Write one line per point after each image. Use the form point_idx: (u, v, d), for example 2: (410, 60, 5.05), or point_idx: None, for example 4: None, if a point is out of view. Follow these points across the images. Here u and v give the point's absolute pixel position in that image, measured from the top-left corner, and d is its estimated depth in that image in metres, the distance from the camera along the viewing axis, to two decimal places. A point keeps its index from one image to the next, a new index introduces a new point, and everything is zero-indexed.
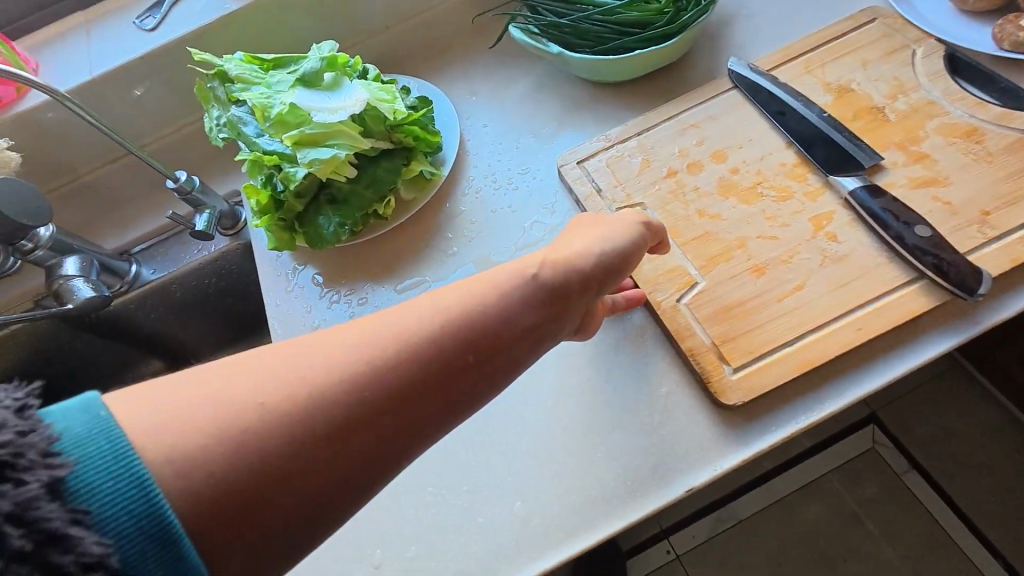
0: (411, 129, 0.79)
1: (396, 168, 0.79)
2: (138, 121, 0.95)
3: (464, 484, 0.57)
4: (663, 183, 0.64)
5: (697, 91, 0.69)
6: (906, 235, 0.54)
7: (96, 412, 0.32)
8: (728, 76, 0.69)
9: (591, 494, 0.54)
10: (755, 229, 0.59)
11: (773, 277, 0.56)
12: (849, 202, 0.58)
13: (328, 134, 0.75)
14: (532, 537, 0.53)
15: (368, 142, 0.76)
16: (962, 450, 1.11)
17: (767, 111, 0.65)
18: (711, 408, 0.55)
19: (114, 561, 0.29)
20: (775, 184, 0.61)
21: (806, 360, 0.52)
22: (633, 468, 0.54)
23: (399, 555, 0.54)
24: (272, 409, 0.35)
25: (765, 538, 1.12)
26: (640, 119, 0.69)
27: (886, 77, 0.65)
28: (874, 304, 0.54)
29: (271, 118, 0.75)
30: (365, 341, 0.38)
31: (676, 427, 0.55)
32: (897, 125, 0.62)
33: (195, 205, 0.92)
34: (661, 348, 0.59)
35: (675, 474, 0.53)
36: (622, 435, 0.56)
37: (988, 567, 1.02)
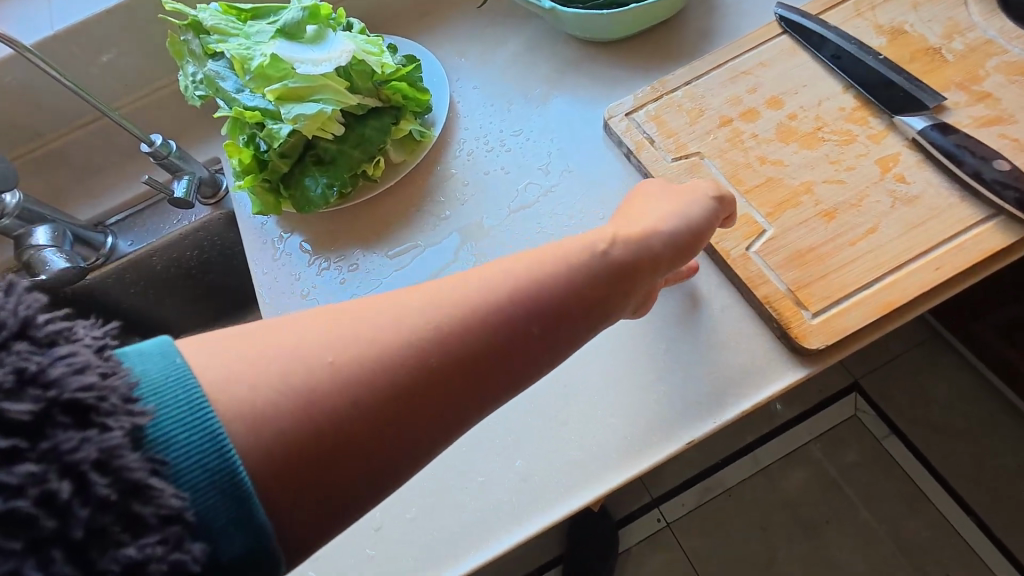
0: (399, 85, 0.75)
1: (384, 127, 0.75)
2: (108, 82, 0.88)
3: (462, 444, 0.54)
4: (719, 132, 0.58)
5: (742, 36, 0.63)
6: (985, 170, 0.48)
7: (171, 357, 0.30)
8: (777, 19, 0.62)
9: (591, 453, 0.51)
10: (820, 174, 0.53)
11: (844, 221, 0.50)
12: (917, 141, 0.52)
13: (313, 89, 0.70)
14: (530, 495, 0.51)
15: (355, 98, 0.72)
16: (937, 412, 1.14)
17: (822, 55, 0.58)
18: (780, 360, 0.49)
19: (190, 515, 0.27)
20: (836, 129, 0.55)
21: (887, 302, 0.47)
22: (637, 427, 0.51)
23: (399, 517, 0.52)
24: (290, 370, 0.32)
25: (751, 504, 1.14)
26: (683, 69, 0.63)
27: (940, 18, 0.57)
28: (949, 244, 0.48)
29: (254, 71, 0.70)
30: (434, 305, 0.36)
31: (681, 380, 0.51)
32: (956, 65, 0.55)
33: (173, 171, 0.87)
34: (713, 313, 0.53)
35: (676, 429, 0.50)
36: (641, 398, 0.51)
37: (962, 524, 1.06)
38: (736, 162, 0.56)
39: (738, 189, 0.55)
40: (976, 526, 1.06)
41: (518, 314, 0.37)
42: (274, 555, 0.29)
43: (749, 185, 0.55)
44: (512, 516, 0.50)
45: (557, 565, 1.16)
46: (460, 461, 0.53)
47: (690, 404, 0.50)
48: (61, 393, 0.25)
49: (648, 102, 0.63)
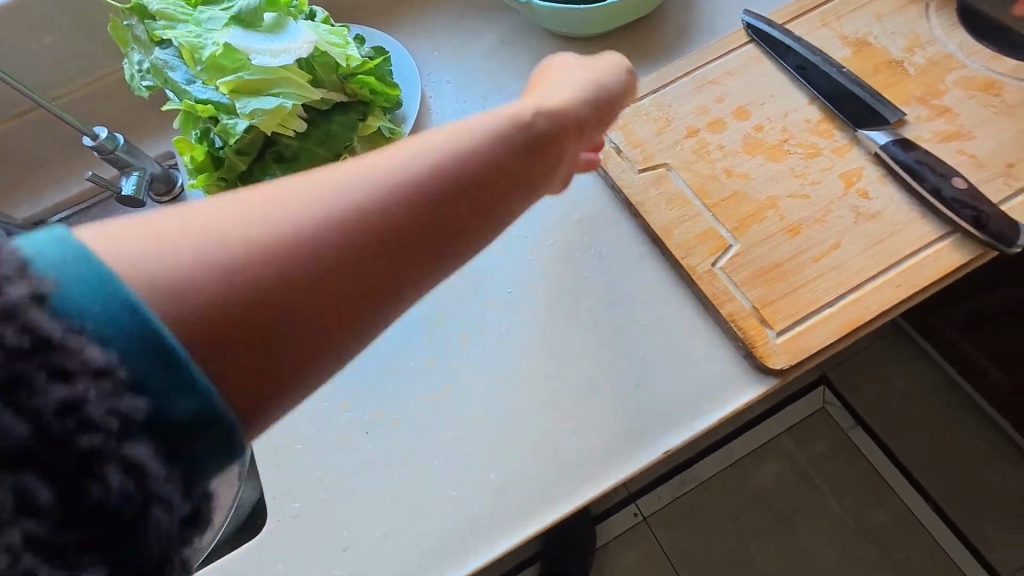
0: (366, 79, 0.71)
1: (352, 123, 0.71)
2: (46, 71, 0.81)
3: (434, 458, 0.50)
4: (686, 143, 0.57)
5: (709, 45, 0.62)
6: (943, 188, 0.48)
7: None
8: (743, 28, 0.61)
9: (567, 463, 0.48)
10: (786, 188, 0.53)
11: (808, 237, 0.50)
12: (879, 156, 0.52)
13: (271, 82, 0.66)
14: (505, 509, 0.48)
15: (318, 93, 0.68)
16: (900, 404, 1.18)
17: (786, 66, 0.58)
18: (749, 379, 0.48)
19: None
20: (801, 142, 0.55)
21: (850, 319, 0.47)
22: (614, 437, 0.48)
23: (366, 535, 0.49)
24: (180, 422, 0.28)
25: (723, 496, 1.16)
26: (649, 77, 0.61)
27: (902, 30, 0.57)
28: (910, 261, 0.48)
29: (207, 60, 0.65)
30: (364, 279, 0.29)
31: (656, 386, 0.49)
32: (918, 79, 0.55)
33: (121, 166, 0.79)
34: (691, 316, 0.51)
35: (652, 438, 0.48)
36: (620, 404, 0.49)
37: (921, 511, 1.10)
38: (702, 174, 0.55)
39: (703, 202, 0.54)
40: (933, 512, 1.10)
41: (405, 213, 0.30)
42: None
43: (714, 199, 0.54)
44: (485, 531, 0.47)
45: (535, 562, 1.15)
46: (426, 482, 0.49)
47: (665, 416, 0.48)
48: None
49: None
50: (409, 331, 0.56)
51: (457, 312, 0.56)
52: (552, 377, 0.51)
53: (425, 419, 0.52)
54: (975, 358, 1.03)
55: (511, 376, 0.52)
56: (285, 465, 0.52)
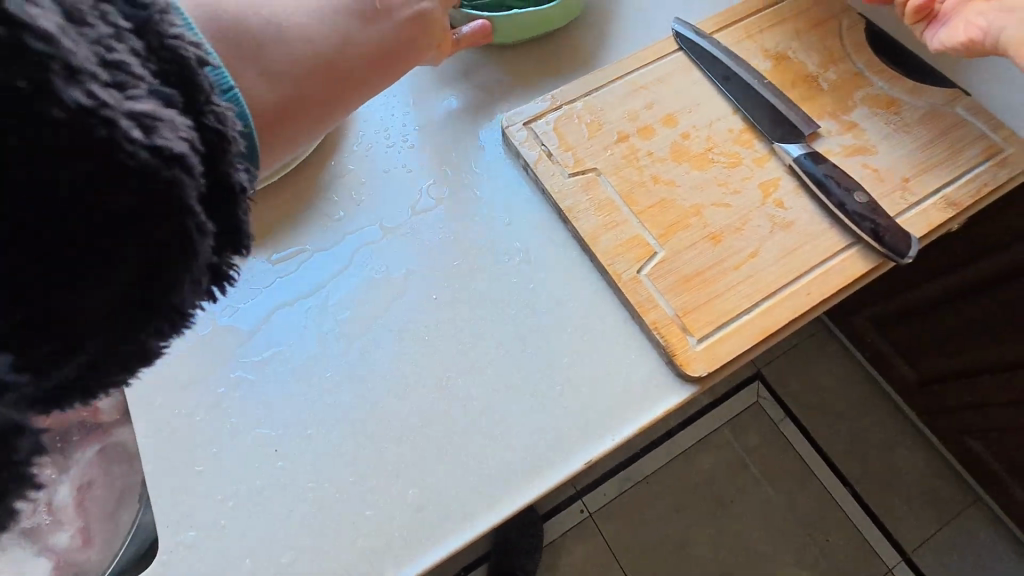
0: None
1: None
2: None
3: (350, 475, 0.47)
4: (616, 148, 0.57)
5: (641, 51, 0.62)
6: (847, 202, 0.50)
7: None
8: (673, 36, 0.62)
9: (490, 475, 0.46)
10: (709, 196, 0.53)
11: (729, 245, 0.51)
12: (793, 168, 0.53)
13: None
14: (423, 527, 0.45)
15: None
16: (823, 399, 1.26)
17: (712, 76, 0.59)
18: (671, 386, 0.48)
19: None
20: (725, 151, 0.56)
21: (763, 327, 0.48)
22: (537, 448, 0.47)
23: (273, 562, 0.45)
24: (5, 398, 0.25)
25: (663, 490, 1.19)
26: (581, 81, 0.61)
27: (817, 47, 0.60)
28: (820, 270, 0.50)
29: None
30: None
31: (580, 396, 0.48)
32: (830, 94, 0.57)
33: None
34: (617, 324, 0.51)
35: (575, 449, 0.47)
36: (543, 415, 0.48)
37: (841, 497, 1.18)
38: (631, 180, 0.55)
39: (631, 208, 0.54)
40: (852, 497, 1.18)
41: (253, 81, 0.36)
42: None
43: (641, 205, 0.54)
44: (401, 552, 0.45)
45: (482, 564, 1.14)
46: (337, 502, 0.46)
47: (590, 423, 0.48)
48: None
49: (547, 112, 0.60)
50: (330, 344, 0.52)
51: (384, 326, 0.52)
52: (479, 387, 0.49)
53: (341, 435, 0.48)
54: (884, 354, 1.12)
55: (434, 387, 0.50)
56: (181, 487, 0.47)
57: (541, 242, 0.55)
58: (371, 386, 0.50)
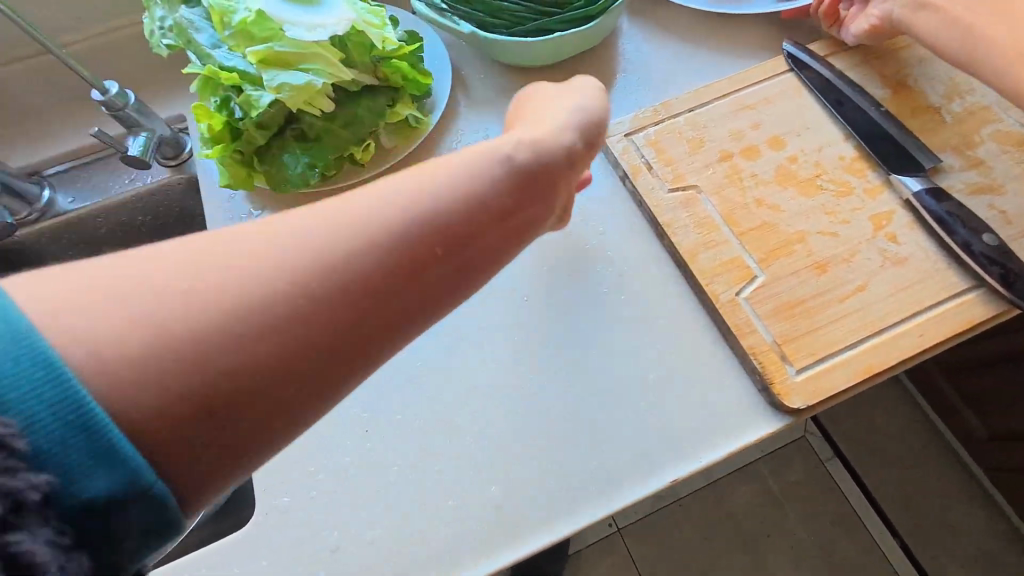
0: (400, 64, 0.64)
1: (379, 109, 0.64)
2: (56, 13, 0.77)
3: (434, 463, 0.49)
4: (718, 166, 0.56)
5: (748, 70, 0.61)
6: (973, 242, 0.48)
7: (8, 315, 0.23)
8: (783, 56, 0.61)
9: (567, 482, 0.47)
10: (816, 224, 0.52)
11: (834, 276, 0.49)
12: (911, 202, 0.51)
13: (302, 57, 0.59)
14: (497, 525, 0.46)
15: (349, 73, 0.61)
16: (880, 443, 1.17)
17: (825, 100, 0.57)
18: (764, 413, 0.47)
19: (37, 497, 0.22)
20: (835, 178, 0.54)
21: (870, 364, 0.46)
22: (616, 461, 0.47)
23: (357, 537, 0.47)
24: (138, 424, 0.24)
25: (697, 516, 1.16)
26: (685, 96, 0.61)
27: (942, 76, 0.57)
28: (933, 311, 0.48)
29: (239, 27, 0.59)
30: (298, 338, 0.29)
31: (665, 415, 0.48)
32: (954, 127, 0.54)
33: (129, 125, 0.76)
34: (709, 344, 0.50)
35: (655, 467, 0.47)
36: (625, 429, 0.48)
37: (893, 554, 1.09)
38: (731, 200, 0.55)
39: (731, 229, 0.53)
40: (899, 547, 1.10)
41: (258, 346, 0.26)
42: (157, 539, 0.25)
43: (742, 227, 0.53)
44: (475, 546, 0.46)
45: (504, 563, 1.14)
46: (421, 488, 0.48)
47: (673, 444, 0.47)
48: None
49: (647, 125, 0.60)
50: (435, 401, 0.51)
51: (490, 378, 0.51)
52: (563, 393, 0.50)
53: (428, 423, 0.50)
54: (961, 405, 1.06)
55: (520, 388, 0.51)
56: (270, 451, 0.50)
57: (666, 342, 0.51)
58: (456, 380, 0.52)
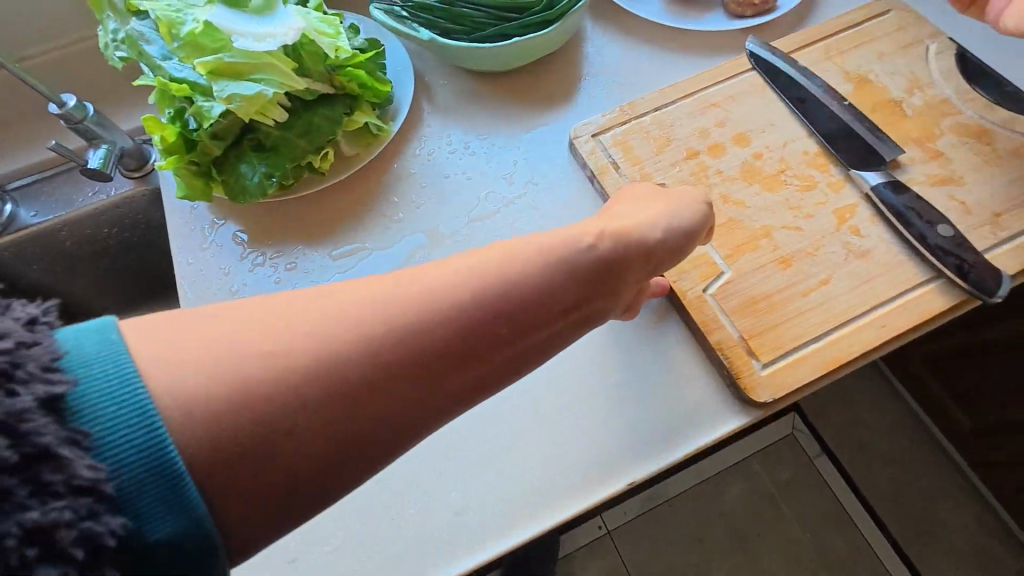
0: (356, 72, 0.61)
1: (337, 117, 0.61)
2: (13, 28, 0.75)
3: (400, 470, 0.48)
4: (685, 164, 0.56)
5: (712, 69, 0.62)
6: (929, 234, 0.48)
7: (108, 334, 0.26)
8: (746, 55, 0.61)
9: (532, 484, 0.46)
10: (780, 219, 0.52)
11: (799, 270, 0.50)
12: (871, 196, 0.52)
13: (254, 66, 0.57)
14: (462, 531, 0.45)
15: (303, 82, 0.58)
16: (868, 439, 1.19)
17: (787, 97, 0.58)
18: (732, 407, 0.47)
19: (108, 488, 0.23)
20: (799, 173, 0.54)
21: (834, 357, 0.46)
22: (583, 462, 0.47)
23: (318, 551, 0.45)
24: (185, 391, 0.26)
25: (685, 518, 1.15)
26: (652, 95, 0.61)
27: (901, 71, 0.58)
28: (894, 303, 0.48)
29: (189, 39, 0.56)
30: (332, 333, 0.29)
31: (631, 414, 0.48)
32: (914, 121, 0.55)
33: (87, 137, 0.74)
34: (678, 341, 0.50)
35: (621, 467, 0.46)
36: (591, 429, 0.48)
37: (881, 549, 1.10)
38: None
39: None
40: (891, 548, 1.10)
41: (323, 396, 0.28)
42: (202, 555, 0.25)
43: None
44: (438, 553, 0.45)
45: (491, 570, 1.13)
46: (384, 495, 0.47)
47: (638, 444, 0.47)
48: None
49: (613, 126, 0.60)
50: None
51: None
52: (527, 394, 0.49)
53: None
54: (941, 398, 1.07)
55: None
56: None
57: (632, 339, 0.51)
58: None
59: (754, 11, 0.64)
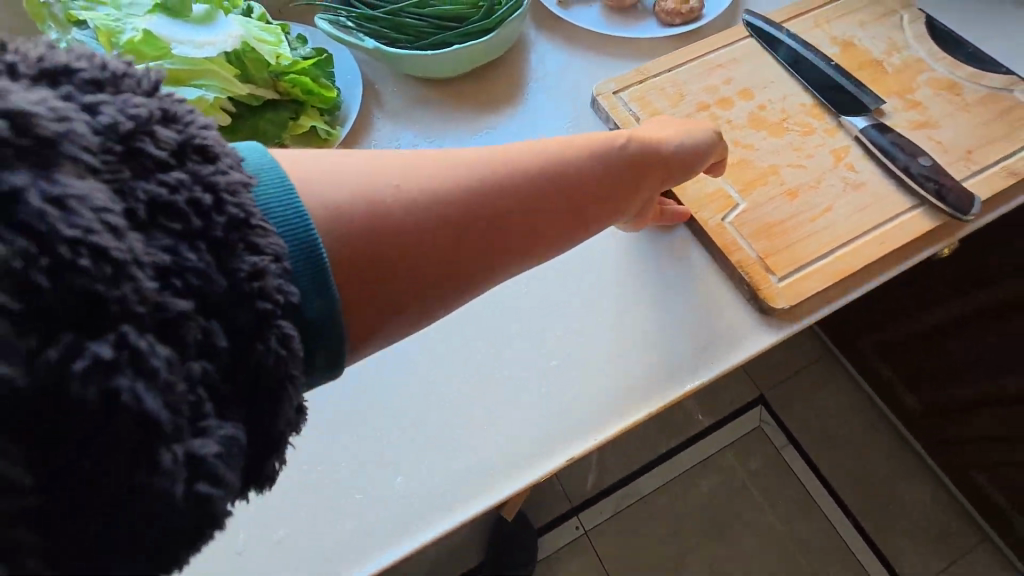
0: (302, 80, 0.58)
1: (281, 122, 0.59)
2: None
3: (453, 406, 0.52)
4: (697, 116, 0.63)
5: (715, 36, 0.69)
6: (913, 166, 0.55)
7: (266, 157, 0.30)
8: (744, 24, 0.69)
9: (576, 409, 0.51)
10: (785, 159, 0.59)
11: (805, 201, 0.56)
12: (861, 138, 0.59)
13: (191, 72, 0.54)
14: (515, 454, 0.50)
15: (244, 88, 0.56)
16: (832, 428, 1.26)
17: (783, 58, 0.65)
18: (757, 317, 0.53)
19: (286, 266, 0.27)
20: (798, 121, 0.61)
21: (839, 270, 0.53)
22: (623, 386, 0.52)
23: (385, 483, 0.50)
24: (327, 205, 0.30)
25: (664, 509, 1.21)
26: (664, 58, 0.67)
27: (881, 37, 0.66)
28: (891, 224, 0.55)
29: (126, 45, 0.52)
30: (442, 176, 0.34)
31: (663, 343, 0.53)
32: (894, 77, 0.63)
33: None
34: (701, 266, 0.56)
35: (657, 391, 0.51)
36: (629, 357, 0.53)
37: (841, 524, 1.18)
38: None
39: None
40: (853, 527, 1.18)
41: (443, 215, 0.33)
42: (333, 342, 0.29)
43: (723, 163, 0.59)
44: (494, 475, 0.49)
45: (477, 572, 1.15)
46: (439, 428, 0.51)
47: (673, 367, 0.52)
48: (189, 137, 0.26)
49: (631, 84, 0.66)
50: (448, 350, 0.55)
51: (506, 325, 0.56)
52: (567, 331, 0.55)
53: (448, 371, 0.54)
54: (888, 377, 1.15)
55: (528, 331, 0.55)
56: None
57: (659, 279, 0.56)
58: (464, 329, 0.56)
59: (681, 20, 0.72)
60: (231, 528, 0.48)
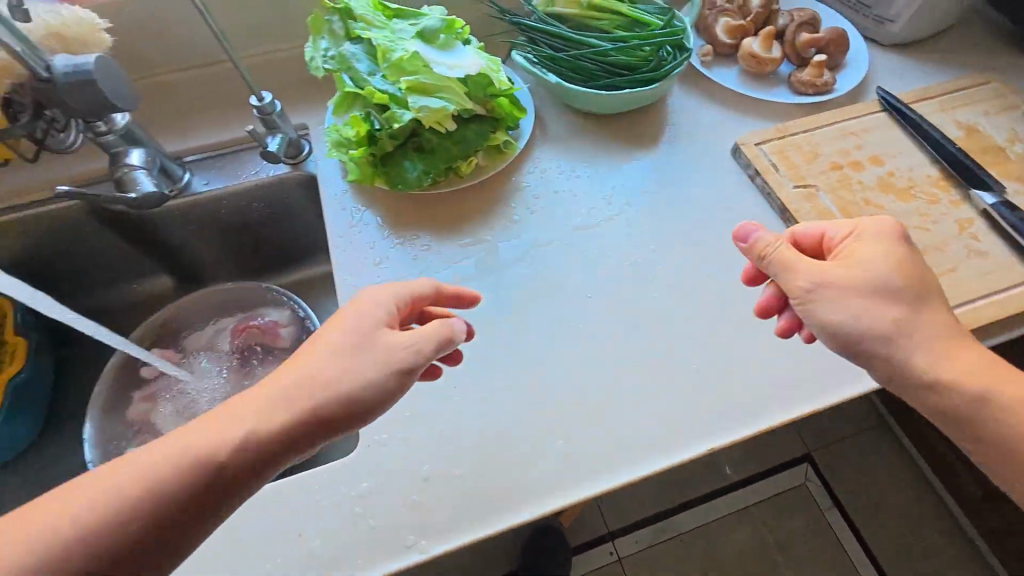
0: (508, 100, 0.68)
1: (484, 133, 0.68)
2: None
3: (591, 393, 0.60)
4: (832, 173, 0.71)
5: (848, 108, 0.78)
6: None
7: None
8: (877, 100, 0.77)
9: (699, 414, 0.59)
10: (913, 221, 0.66)
11: (932, 259, 0.63)
12: (986, 212, 0.66)
13: (438, 86, 0.61)
14: (644, 444, 0.57)
15: (472, 103, 0.64)
16: (880, 497, 1.26)
17: (913, 133, 0.73)
18: None
19: None
20: (925, 190, 0.69)
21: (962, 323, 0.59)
22: (742, 401, 0.59)
23: (531, 450, 0.56)
24: (229, 462, 0.43)
25: (699, 551, 1.22)
26: (802, 120, 0.76)
27: (1004, 127, 0.74)
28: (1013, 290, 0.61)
29: (388, 59, 0.60)
30: (209, 432, 0.43)
31: (780, 368, 0.61)
32: (1016, 164, 0.71)
33: (269, 127, 0.75)
34: None
35: (772, 408, 0.59)
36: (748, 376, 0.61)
37: None
38: (845, 199, 0.69)
39: (847, 219, 0.67)
40: None
41: (242, 446, 0.44)
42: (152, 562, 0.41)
43: (856, 217, 0.67)
44: (626, 459, 0.56)
45: None
46: (576, 412, 0.59)
47: (787, 390, 0.60)
48: None
49: (771, 139, 0.75)
50: (583, 346, 0.63)
51: (633, 333, 0.63)
52: (693, 345, 0.63)
53: (585, 364, 0.61)
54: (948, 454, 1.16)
55: (655, 341, 0.63)
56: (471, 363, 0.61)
57: None
58: (601, 329, 0.64)
59: (814, 90, 0.81)
60: (417, 464, 0.55)
